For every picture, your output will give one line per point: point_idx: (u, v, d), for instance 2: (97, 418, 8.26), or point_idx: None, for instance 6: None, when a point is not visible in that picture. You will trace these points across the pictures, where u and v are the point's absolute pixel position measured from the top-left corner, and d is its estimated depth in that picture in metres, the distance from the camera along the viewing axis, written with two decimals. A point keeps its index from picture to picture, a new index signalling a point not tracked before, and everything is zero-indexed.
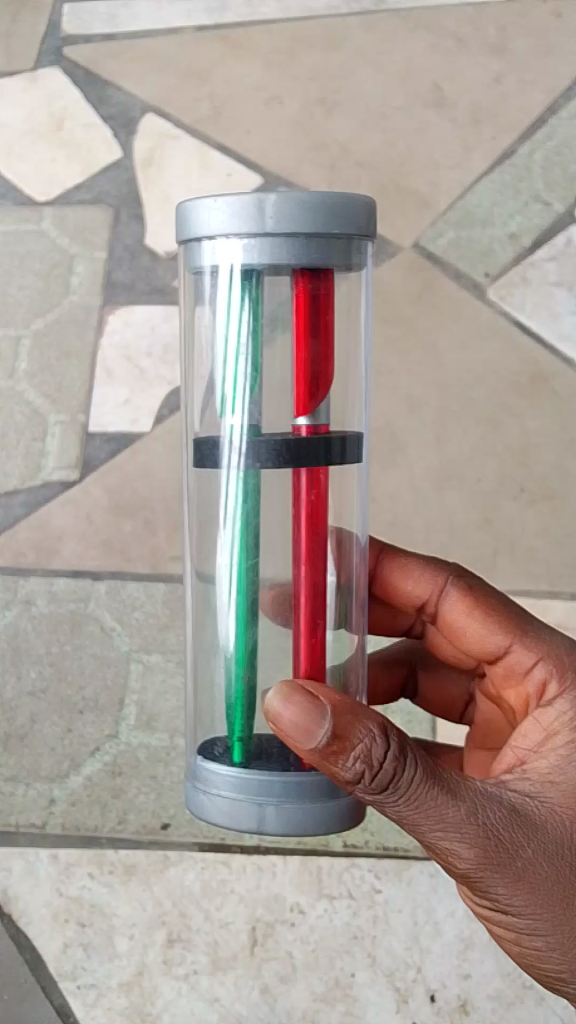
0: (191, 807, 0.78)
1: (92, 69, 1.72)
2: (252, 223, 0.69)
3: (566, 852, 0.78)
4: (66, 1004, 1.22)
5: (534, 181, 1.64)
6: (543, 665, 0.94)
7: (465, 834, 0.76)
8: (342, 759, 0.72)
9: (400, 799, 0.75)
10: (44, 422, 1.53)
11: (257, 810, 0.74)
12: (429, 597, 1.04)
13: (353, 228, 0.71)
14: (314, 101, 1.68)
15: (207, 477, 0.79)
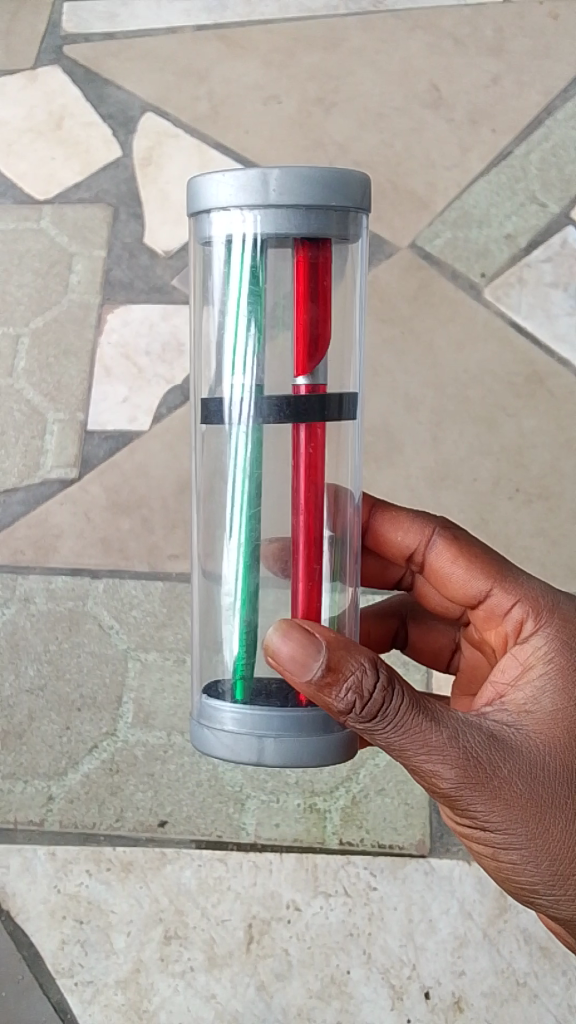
0: (195, 744, 0.76)
1: (92, 69, 1.73)
2: (256, 197, 0.68)
3: (549, 774, 0.77)
4: (64, 1000, 1.22)
5: (531, 181, 1.65)
6: (520, 605, 0.92)
7: (447, 757, 0.75)
8: (334, 690, 0.71)
9: (388, 724, 0.74)
10: (42, 420, 1.53)
11: (256, 743, 0.72)
12: (416, 547, 1.02)
13: (354, 201, 0.70)
14: (313, 100, 1.69)
15: (213, 442, 0.77)
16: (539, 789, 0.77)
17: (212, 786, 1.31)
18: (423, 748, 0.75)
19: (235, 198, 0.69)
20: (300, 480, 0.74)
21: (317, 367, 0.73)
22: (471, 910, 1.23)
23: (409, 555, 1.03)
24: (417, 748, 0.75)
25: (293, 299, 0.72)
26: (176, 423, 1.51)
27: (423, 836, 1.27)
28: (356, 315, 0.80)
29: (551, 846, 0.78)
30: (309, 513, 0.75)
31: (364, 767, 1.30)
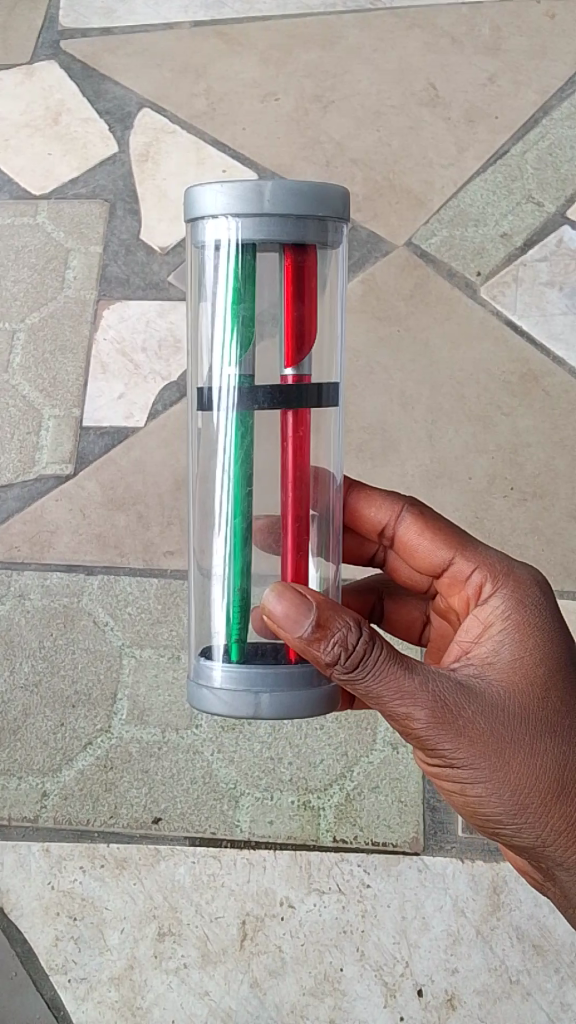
0: (192, 701, 0.76)
1: (89, 64, 1.77)
2: (250, 206, 0.68)
3: (515, 716, 0.80)
4: (57, 997, 1.21)
5: (526, 181, 1.66)
6: (479, 570, 0.93)
7: (420, 699, 0.77)
8: (322, 643, 0.72)
9: (368, 674, 0.76)
10: (38, 415, 1.53)
11: (252, 698, 0.73)
12: (387, 522, 1.01)
13: (336, 210, 0.71)
14: (310, 98, 1.72)
15: (206, 426, 0.77)
16: (505, 730, 0.79)
17: (206, 783, 1.31)
18: (396, 692, 0.77)
19: (227, 205, 0.69)
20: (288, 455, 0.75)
21: (303, 361, 0.74)
22: (464, 907, 1.24)
23: (380, 530, 1.02)
24: (389, 693, 0.77)
25: (281, 296, 0.73)
26: (172, 421, 1.51)
27: (417, 833, 1.27)
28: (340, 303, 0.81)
29: (519, 785, 0.81)
30: (298, 487, 0.76)
31: (358, 764, 1.31)
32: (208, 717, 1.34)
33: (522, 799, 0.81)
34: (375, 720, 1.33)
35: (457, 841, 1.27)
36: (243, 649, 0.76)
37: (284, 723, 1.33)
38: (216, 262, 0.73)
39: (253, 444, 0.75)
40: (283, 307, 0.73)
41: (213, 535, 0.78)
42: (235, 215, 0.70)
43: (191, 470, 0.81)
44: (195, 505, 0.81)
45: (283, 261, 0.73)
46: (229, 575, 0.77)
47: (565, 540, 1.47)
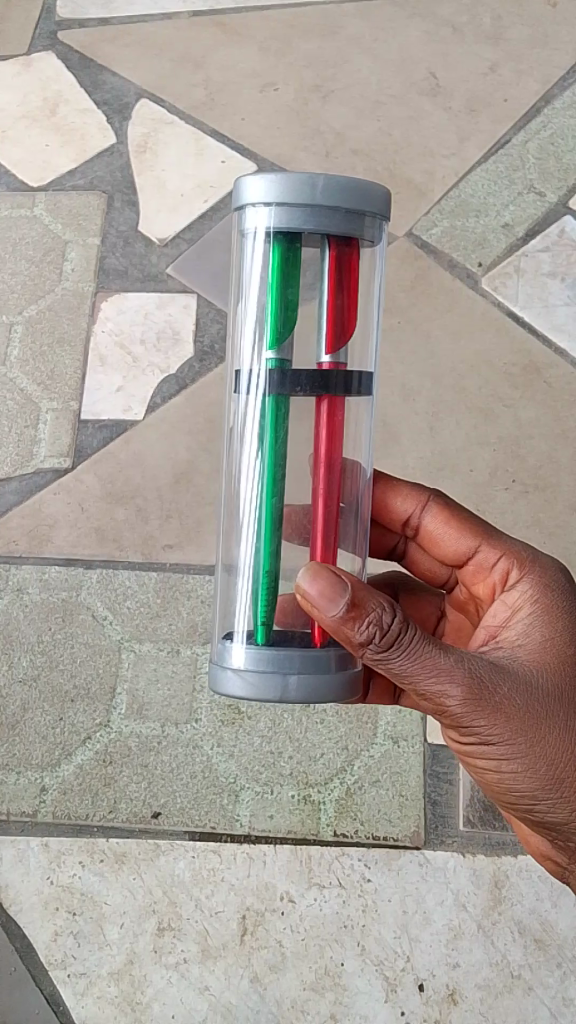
0: (215, 685, 0.76)
1: (86, 53, 1.78)
2: (293, 195, 0.71)
3: (545, 694, 0.81)
4: (56, 992, 1.21)
5: (528, 171, 1.65)
6: (505, 558, 0.96)
7: (455, 677, 0.77)
8: (357, 623, 0.73)
9: (402, 654, 0.76)
10: (36, 408, 1.52)
11: (279, 680, 0.73)
12: (411, 513, 1.03)
13: (377, 207, 0.74)
14: (309, 89, 1.72)
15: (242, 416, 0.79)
16: (542, 707, 0.80)
17: (206, 777, 1.30)
18: (434, 673, 0.77)
19: (273, 194, 0.71)
20: (323, 436, 0.77)
21: (341, 351, 0.76)
22: (466, 902, 1.23)
23: (403, 521, 1.04)
24: (428, 673, 0.76)
25: (323, 286, 0.75)
26: (171, 414, 1.50)
27: (418, 826, 1.27)
28: (376, 303, 0.84)
29: (556, 762, 0.82)
30: (330, 469, 0.78)
31: (358, 758, 1.30)
32: (208, 710, 1.33)
33: (549, 774, 0.82)
34: (375, 714, 1.32)
35: (458, 835, 1.26)
36: (269, 633, 0.75)
37: (284, 717, 1.33)
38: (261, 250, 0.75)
39: (287, 431, 0.77)
40: (326, 296, 0.75)
41: (243, 523, 0.79)
42: (279, 206, 0.72)
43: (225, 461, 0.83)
44: (228, 497, 0.82)
45: (329, 252, 0.75)
46: (258, 560, 0.78)
47: (569, 534, 1.43)
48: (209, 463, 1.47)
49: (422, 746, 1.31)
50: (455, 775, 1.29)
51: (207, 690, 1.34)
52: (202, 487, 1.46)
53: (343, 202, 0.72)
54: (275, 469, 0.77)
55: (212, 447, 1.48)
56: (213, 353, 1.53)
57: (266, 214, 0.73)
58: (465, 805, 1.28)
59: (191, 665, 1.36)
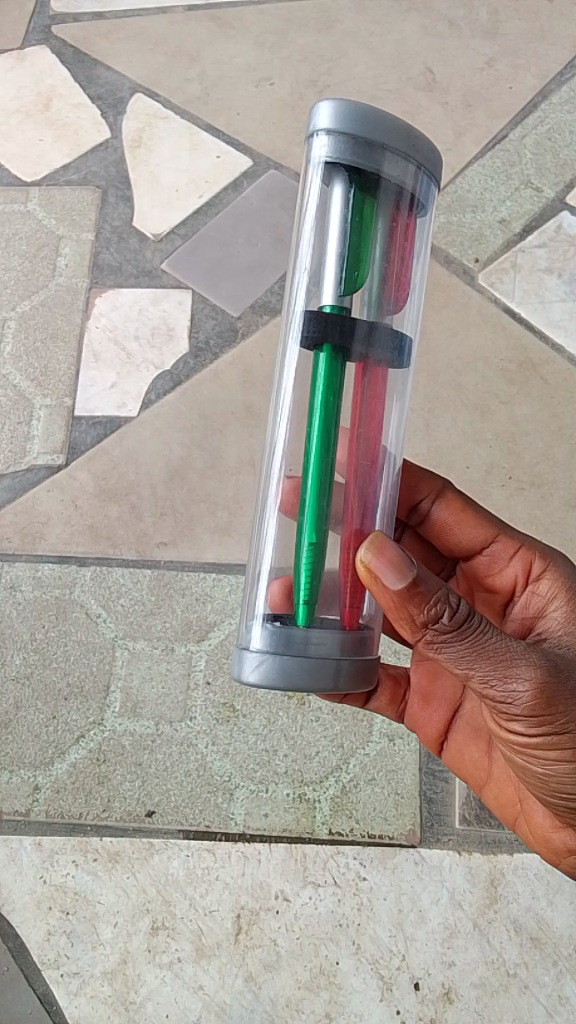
0: (260, 674, 0.72)
1: (81, 49, 1.78)
2: (373, 129, 0.72)
3: None
4: (49, 992, 1.20)
5: (525, 166, 1.64)
6: (527, 549, 0.99)
7: (527, 665, 0.77)
8: (424, 598, 0.74)
9: (474, 638, 0.75)
10: (29, 405, 1.52)
11: (333, 666, 0.72)
12: (424, 500, 1.03)
13: (431, 171, 0.78)
14: (305, 83, 1.72)
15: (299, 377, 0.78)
16: None
17: (200, 776, 1.30)
18: (509, 661, 0.76)
19: (344, 122, 0.72)
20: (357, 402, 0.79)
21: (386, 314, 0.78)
22: (461, 900, 1.22)
23: (415, 507, 1.03)
24: (503, 662, 0.76)
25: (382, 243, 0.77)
26: (165, 410, 1.49)
27: (414, 824, 1.26)
28: (420, 278, 0.84)
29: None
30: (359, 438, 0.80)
31: (354, 755, 1.30)
32: (202, 708, 1.33)
33: None
34: (370, 712, 1.32)
35: (454, 834, 1.26)
36: (310, 614, 0.74)
37: (279, 715, 1.33)
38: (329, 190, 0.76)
39: (336, 395, 0.76)
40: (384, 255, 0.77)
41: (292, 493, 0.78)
42: (349, 139, 0.72)
43: (272, 416, 0.83)
44: (271, 461, 0.82)
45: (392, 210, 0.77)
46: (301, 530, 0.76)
47: (565, 530, 1.41)
48: (203, 460, 1.46)
49: (418, 744, 1.31)
50: (452, 772, 1.30)
51: (202, 688, 1.34)
52: (197, 484, 1.45)
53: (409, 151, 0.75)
54: (325, 444, 0.76)
55: (206, 444, 1.47)
56: (208, 349, 1.53)
57: (330, 141, 0.73)
58: (461, 804, 1.28)
59: (185, 663, 1.35)
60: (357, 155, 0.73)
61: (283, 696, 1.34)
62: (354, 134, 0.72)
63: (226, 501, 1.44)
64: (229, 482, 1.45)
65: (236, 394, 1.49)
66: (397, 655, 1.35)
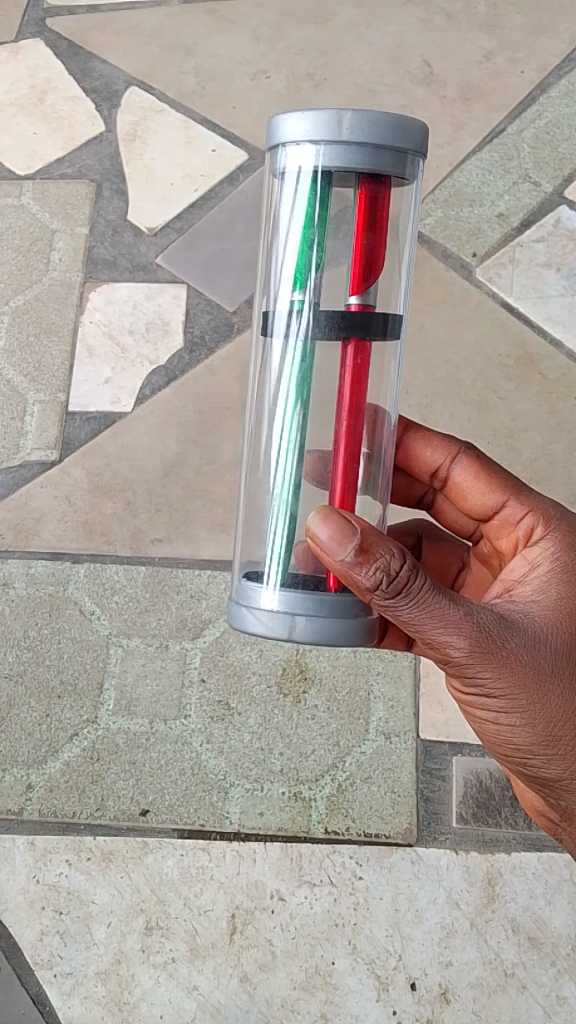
0: (234, 621, 0.78)
1: (75, 42, 1.76)
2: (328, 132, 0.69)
3: (552, 655, 0.80)
4: (42, 992, 1.19)
5: (523, 160, 1.63)
6: (530, 515, 0.96)
7: (461, 629, 0.76)
8: (363, 569, 0.72)
9: (410, 602, 0.74)
10: (23, 399, 1.50)
11: (288, 619, 0.74)
12: (442, 464, 1.04)
13: (415, 143, 0.71)
14: (302, 76, 1.70)
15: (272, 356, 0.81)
16: (548, 666, 0.80)
17: (195, 775, 1.28)
18: (441, 626, 0.76)
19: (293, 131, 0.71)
20: (347, 380, 0.76)
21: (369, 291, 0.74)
22: (458, 900, 1.21)
23: (432, 471, 1.05)
24: (434, 626, 0.76)
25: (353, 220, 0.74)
26: (160, 405, 1.48)
27: (410, 824, 1.25)
28: (403, 248, 0.82)
29: (561, 726, 0.81)
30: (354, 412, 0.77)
31: (350, 754, 1.28)
32: (197, 707, 1.32)
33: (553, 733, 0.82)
34: (367, 710, 1.30)
35: (451, 833, 1.25)
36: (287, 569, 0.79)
37: (274, 714, 1.31)
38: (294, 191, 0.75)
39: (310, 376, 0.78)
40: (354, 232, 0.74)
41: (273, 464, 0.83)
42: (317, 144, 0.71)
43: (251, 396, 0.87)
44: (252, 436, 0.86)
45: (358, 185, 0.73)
46: None
47: None
48: (199, 456, 1.45)
49: (415, 742, 1.29)
50: (448, 771, 1.28)
51: (197, 686, 1.33)
52: (192, 480, 1.44)
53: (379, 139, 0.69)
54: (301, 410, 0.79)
55: (201, 440, 1.46)
56: (203, 344, 1.52)
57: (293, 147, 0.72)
58: (458, 803, 1.26)
59: (180, 661, 1.34)
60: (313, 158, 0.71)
61: (278, 693, 1.32)
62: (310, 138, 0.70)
63: (222, 498, 1.43)
64: (224, 479, 1.44)
65: (231, 389, 1.48)
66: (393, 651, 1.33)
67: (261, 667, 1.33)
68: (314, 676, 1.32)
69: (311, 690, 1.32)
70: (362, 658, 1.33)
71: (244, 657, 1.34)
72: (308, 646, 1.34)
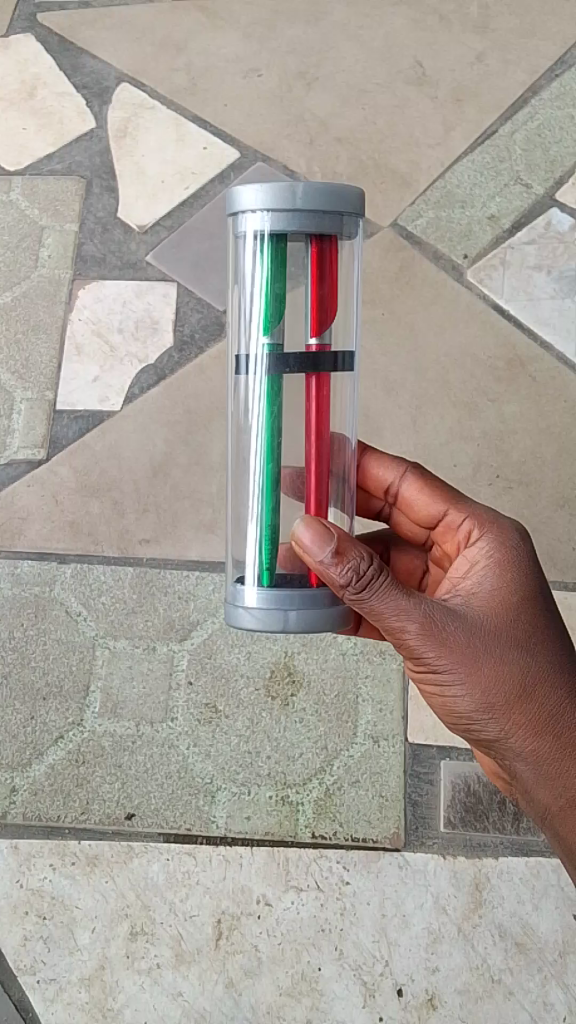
0: (230, 618, 0.82)
1: (66, 37, 1.75)
2: (282, 201, 0.74)
3: (493, 639, 0.84)
4: (25, 998, 1.18)
5: (514, 162, 1.62)
6: (469, 517, 0.99)
7: (412, 612, 0.81)
8: (339, 570, 0.77)
9: (376, 594, 0.79)
10: (10, 397, 1.49)
11: (281, 612, 0.79)
12: (392, 481, 1.06)
13: (354, 207, 0.76)
14: (293, 76, 1.70)
15: (240, 391, 0.83)
16: (491, 648, 0.83)
17: (181, 778, 1.27)
18: (396, 612, 0.81)
19: (253, 202, 0.75)
20: (312, 409, 0.80)
21: (324, 331, 0.79)
22: (446, 905, 1.21)
23: (384, 490, 1.08)
24: (389, 612, 0.80)
25: (306, 279, 0.79)
26: (148, 405, 1.47)
27: (398, 829, 1.24)
28: (355, 290, 0.87)
29: (518, 707, 0.84)
30: (321, 438, 0.81)
31: (338, 758, 1.27)
32: (184, 709, 1.30)
33: (500, 712, 0.84)
34: (355, 713, 1.29)
35: (438, 837, 1.24)
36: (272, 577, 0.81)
37: (262, 717, 1.30)
38: (252, 251, 0.79)
39: (282, 413, 0.81)
40: (309, 287, 0.79)
41: (246, 489, 0.84)
42: (270, 213, 0.75)
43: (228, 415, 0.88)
44: (231, 454, 0.88)
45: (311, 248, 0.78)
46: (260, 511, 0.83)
47: (551, 531, 1.40)
48: (187, 456, 1.44)
49: (403, 746, 1.28)
50: (436, 775, 1.27)
51: (184, 688, 1.31)
52: (180, 481, 1.43)
53: (321, 207, 0.74)
54: (272, 438, 0.81)
55: (190, 440, 1.45)
56: (193, 342, 1.50)
57: (252, 217, 0.76)
58: (445, 807, 1.25)
59: (167, 663, 1.33)
60: (268, 227, 0.76)
61: (265, 695, 1.31)
62: (267, 209, 0.75)
63: (210, 499, 1.42)
64: (212, 479, 1.43)
65: (220, 389, 1.47)
66: (382, 655, 1.32)
67: (248, 670, 1.32)
68: (302, 679, 1.31)
69: (299, 693, 1.31)
70: (350, 661, 1.32)
71: (232, 660, 1.33)
72: (296, 649, 1.33)
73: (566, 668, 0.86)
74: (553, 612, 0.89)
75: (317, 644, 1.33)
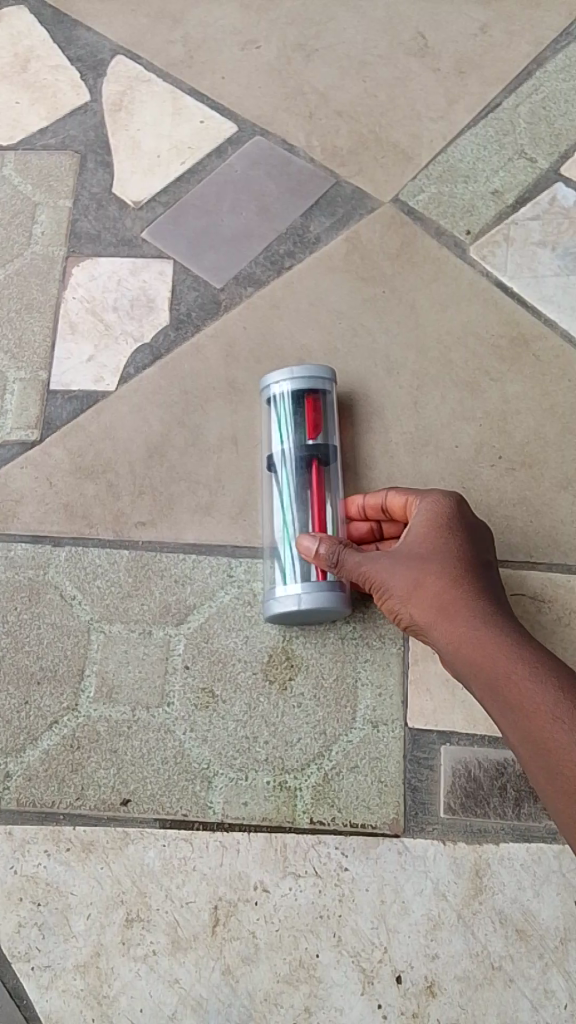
0: (267, 609, 1.23)
1: (61, 12, 1.73)
2: (289, 374, 1.30)
3: (412, 565, 1.09)
4: (20, 985, 1.16)
5: (519, 135, 1.59)
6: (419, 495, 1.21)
7: (357, 565, 1.13)
8: (321, 556, 1.16)
9: (341, 562, 1.14)
10: (2, 376, 1.46)
11: (295, 596, 1.20)
12: (379, 499, 1.26)
13: (330, 378, 1.31)
14: (292, 48, 1.68)
15: (272, 490, 1.32)
16: (412, 574, 1.09)
17: (178, 763, 1.25)
18: (354, 571, 1.14)
19: (275, 375, 1.31)
20: (312, 478, 1.29)
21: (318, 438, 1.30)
22: (445, 891, 1.19)
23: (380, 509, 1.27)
24: (351, 568, 1.14)
25: (305, 412, 1.31)
26: (144, 386, 1.45)
27: (397, 815, 1.23)
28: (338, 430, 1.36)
29: (427, 598, 1.07)
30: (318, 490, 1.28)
31: (336, 744, 1.26)
32: (180, 694, 1.29)
33: (426, 616, 1.07)
34: (354, 697, 1.28)
35: (438, 824, 1.23)
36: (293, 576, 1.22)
37: (260, 701, 1.28)
38: (274, 412, 1.33)
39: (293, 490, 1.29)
40: (307, 413, 1.30)
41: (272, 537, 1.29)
42: (285, 378, 1.30)
43: (264, 510, 1.35)
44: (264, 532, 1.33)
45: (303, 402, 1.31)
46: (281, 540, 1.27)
47: (555, 513, 1.35)
48: (183, 438, 1.41)
49: (403, 730, 1.27)
50: (436, 760, 1.26)
51: (180, 672, 1.30)
52: (177, 463, 1.40)
53: (312, 372, 1.29)
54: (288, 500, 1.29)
55: (187, 421, 1.42)
56: (189, 321, 1.48)
57: (275, 384, 1.31)
58: (445, 793, 1.24)
59: (163, 647, 1.31)
60: (283, 388, 1.30)
61: (263, 680, 1.29)
62: (282, 375, 1.30)
63: (207, 481, 1.39)
64: (209, 461, 1.40)
65: (217, 369, 1.45)
66: (382, 639, 1.31)
67: (246, 654, 1.30)
68: (300, 663, 1.30)
69: (297, 678, 1.29)
70: (349, 645, 1.31)
71: (229, 645, 1.31)
72: (295, 634, 1.31)
73: (469, 574, 1.08)
74: (469, 541, 1.13)
75: (316, 629, 1.31)
